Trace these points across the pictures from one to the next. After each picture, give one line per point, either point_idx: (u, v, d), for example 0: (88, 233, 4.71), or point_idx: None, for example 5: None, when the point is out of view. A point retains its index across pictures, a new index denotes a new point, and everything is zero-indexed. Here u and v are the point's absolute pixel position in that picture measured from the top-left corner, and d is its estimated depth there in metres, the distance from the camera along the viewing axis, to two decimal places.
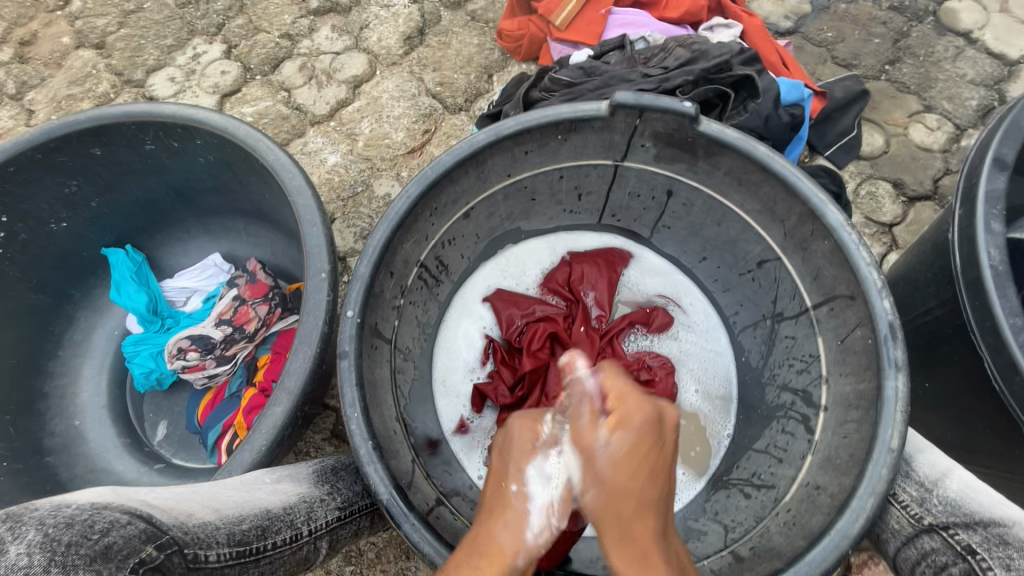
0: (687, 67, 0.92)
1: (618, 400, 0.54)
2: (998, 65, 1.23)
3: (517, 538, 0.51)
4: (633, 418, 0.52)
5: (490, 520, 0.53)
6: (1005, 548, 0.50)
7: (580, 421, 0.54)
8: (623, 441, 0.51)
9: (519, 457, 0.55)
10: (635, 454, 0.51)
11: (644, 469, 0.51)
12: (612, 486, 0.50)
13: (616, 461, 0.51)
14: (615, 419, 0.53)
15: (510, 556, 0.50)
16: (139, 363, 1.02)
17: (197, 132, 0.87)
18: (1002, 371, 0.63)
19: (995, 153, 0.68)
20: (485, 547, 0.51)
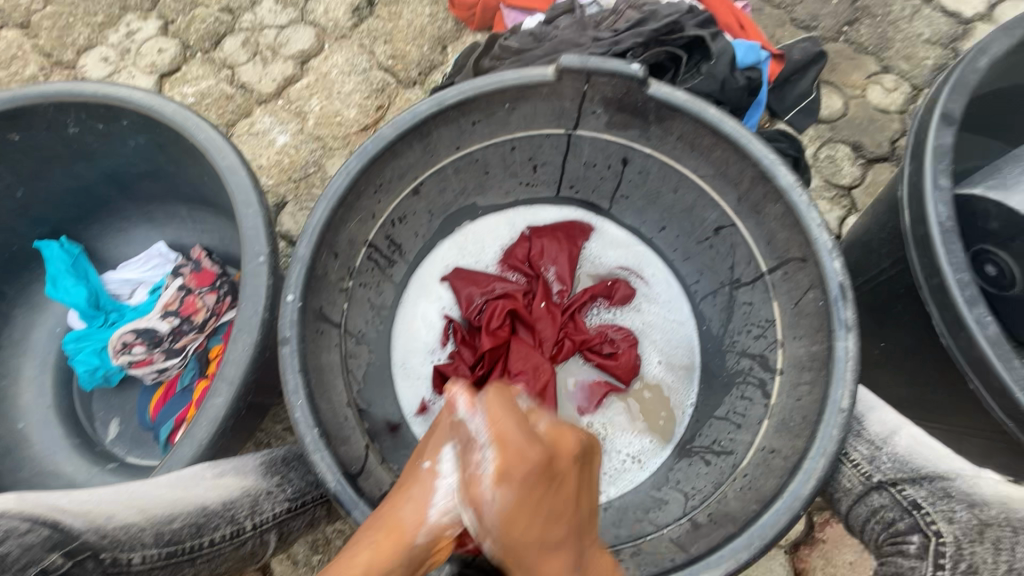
0: (638, 29, 0.89)
1: (501, 446, 0.48)
2: (954, 23, 1.23)
3: (418, 518, 0.50)
4: (518, 470, 0.48)
5: (399, 495, 0.53)
6: (948, 501, 0.50)
7: (467, 465, 0.50)
8: (509, 494, 0.47)
9: (434, 444, 0.56)
10: (523, 505, 0.47)
11: (538, 517, 0.48)
12: (502, 537, 0.47)
13: (504, 514, 0.47)
14: (497, 471, 0.47)
15: (410, 532, 0.49)
16: (82, 359, 0.97)
17: (123, 112, 0.82)
18: (949, 326, 0.63)
19: (942, 108, 0.67)
20: (387, 519, 0.51)
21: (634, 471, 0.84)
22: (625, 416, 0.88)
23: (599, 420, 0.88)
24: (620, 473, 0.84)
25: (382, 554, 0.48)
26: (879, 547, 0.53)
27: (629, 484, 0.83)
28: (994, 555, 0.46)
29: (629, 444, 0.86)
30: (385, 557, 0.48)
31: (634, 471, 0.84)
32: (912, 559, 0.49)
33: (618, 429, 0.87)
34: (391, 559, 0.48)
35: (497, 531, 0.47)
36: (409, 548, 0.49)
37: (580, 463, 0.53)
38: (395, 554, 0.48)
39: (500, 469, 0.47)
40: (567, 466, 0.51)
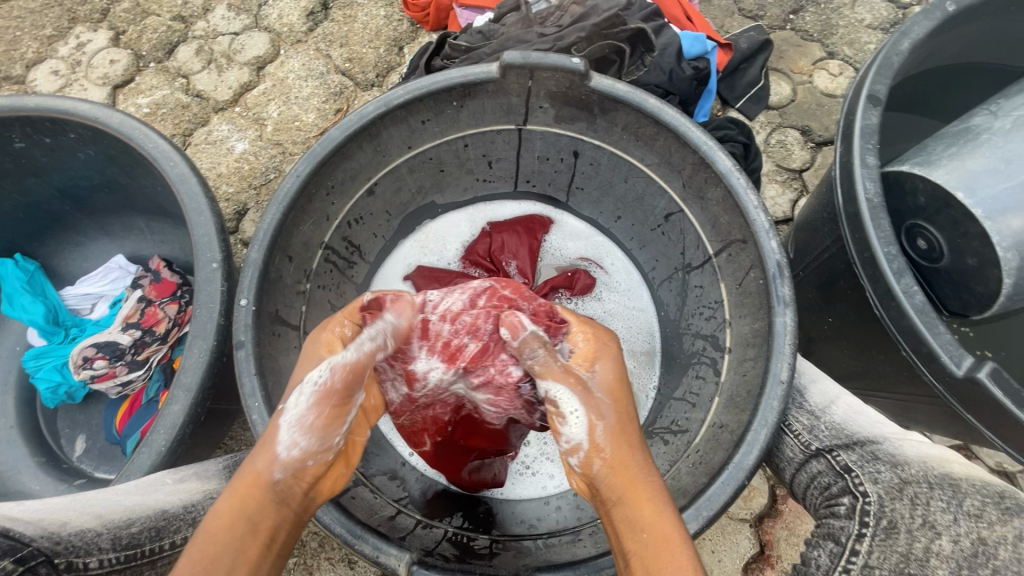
0: (581, 23, 0.91)
1: (589, 337, 0.63)
2: (893, 9, 1.27)
3: (271, 458, 0.50)
4: (608, 354, 0.61)
5: (254, 447, 0.52)
6: (875, 463, 0.55)
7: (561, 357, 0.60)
8: (608, 372, 0.59)
9: (296, 376, 0.56)
10: (619, 386, 0.59)
11: (628, 397, 0.59)
12: (612, 409, 0.56)
13: (611, 387, 0.58)
14: (595, 358, 0.60)
15: (265, 474, 0.50)
16: (44, 376, 0.95)
17: (68, 124, 0.81)
18: (880, 297, 0.66)
19: (868, 89, 0.70)
20: (241, 472, 0.50)
21: None
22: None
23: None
24: None
25: (238, 506, 0.48)
26: (817, 510, 0.57)
27: None
28: (911, 510, 0.51)
29: None
30: (245, 505, 0.48)
31: None
32: (842, 519, 0.53)
33: None
34: (248, 505, 0.48)
35: (606, 403, 0.56)
36: (269, 488, 0.49)
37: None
38: (254, 503, 0.49)
39: (589, 354, 0.61)
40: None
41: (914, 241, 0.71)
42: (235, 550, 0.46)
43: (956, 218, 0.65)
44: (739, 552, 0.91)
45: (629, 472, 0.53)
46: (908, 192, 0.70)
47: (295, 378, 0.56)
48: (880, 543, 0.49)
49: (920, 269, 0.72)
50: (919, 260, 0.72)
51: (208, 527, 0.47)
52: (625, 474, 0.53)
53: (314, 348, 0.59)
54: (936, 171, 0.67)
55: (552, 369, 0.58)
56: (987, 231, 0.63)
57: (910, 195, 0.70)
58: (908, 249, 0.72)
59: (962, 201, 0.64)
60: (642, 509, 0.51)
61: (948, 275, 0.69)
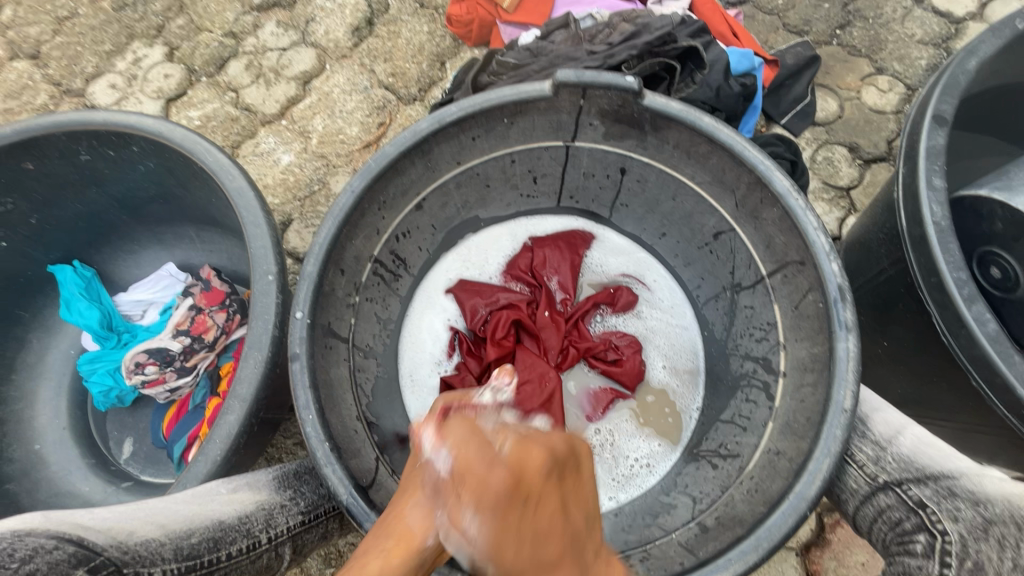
0: (632, 41, 0.91)
1: (468, 475, 0.47)
2: (946, 24, 1.24)
3: (424, 526, 0.52)
4: (485, 495, 0.46)
5: (401, 507, 0.55)
6: (953, 500, 0.52)
7: (450, 497, 0.48)
8: (485, 522, 0.46)
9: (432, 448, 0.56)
10: (502, 534, 0.45)
11: (524, 539, 0.45)
12: (496, 567, 0.46)
13: (487, 540, 0.46)
14: (468, 505, 0.46)
15: (418, 538, 0.52)
16: (96, 381, 0.99)
17: (132, 138, 0.84)
18: (948, 324, 0.64)
19: (934, 109, 0.68)
20: (396, 529, 0.53)
21: (643, 476, 0.85)
22: (632, 421, 0.89)
23: (603, 424, 0.89)
24: (628, 478, 0.85)
25: (392, 565, 0.50)
26: (887, 548, 0.54)
27: (637, 489, 0.84)
28: (999, 552, 0.47)
29: (637, 449, 0.87)
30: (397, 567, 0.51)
31: (643, 476, 0.85)
32: (918, 558, 0.50)
33: (624, 435, 0.88)
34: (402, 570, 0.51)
35: (487, 561, 0.46)
36: (420, 553, 0.51)
37: (556, 474, 0.48)
38: (406, 562, 0.51)
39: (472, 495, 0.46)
40: (550, 482, 0.47)
41: (988, 270, 0.69)
42: None
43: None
44: None
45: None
46: (983, 217, 0.68)
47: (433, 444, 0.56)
48: None
49: (992, 298, 0.70)
50: (990, 288, 0.70)
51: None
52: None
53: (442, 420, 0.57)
54: (1014, 196, 0.64)
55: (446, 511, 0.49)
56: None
57: (985, 219, 0.68)
58: (981, 274, 0.70)
59: None
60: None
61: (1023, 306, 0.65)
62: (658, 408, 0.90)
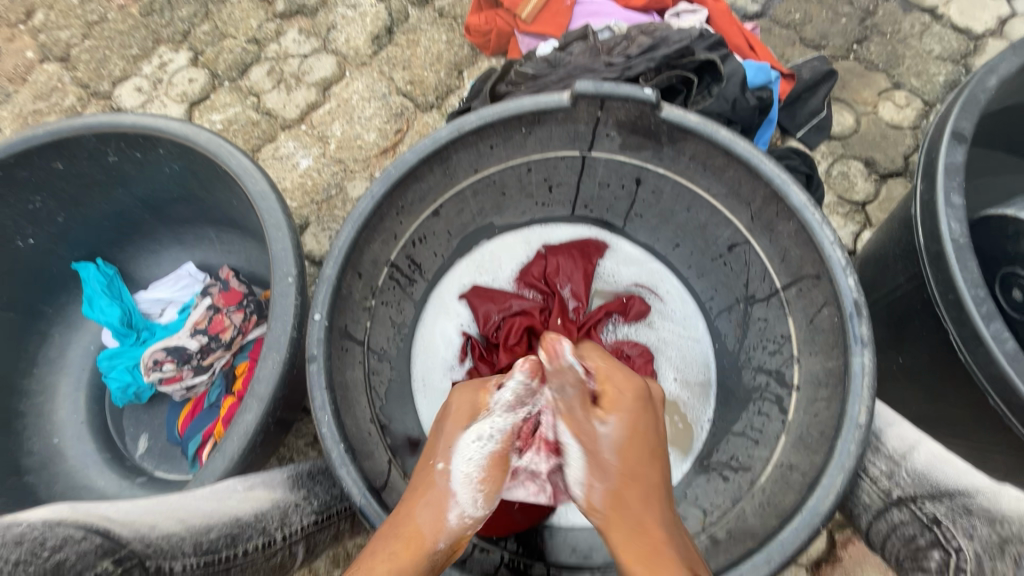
0: (650, 54, 0.93)
1: (607, 383, 0.63)
2: (965, 40, 1.24)
3: (438, 523, 0.52)
4: (625, 397, 0.61)
5: (410, 505, 0.54)
6: (968, 517, 0.52)
7: (580, 408, 0.59)
8: (620, 425, 0.58)
9: (451, 434, 0.58)
10: (631, 437, 0.57)
11: (646, 452, 0.57)
12: (618, 469, 0.55)
13: (617, 441, 0.56)
14: (610, 409, 0.59)
15: (429, 538, 0.51)
16: (115, 376, 1.01)
17: (159, 141, 0.86)
18: (966, 342, 0.63)
19: (953, 126, 0.68)
20: (404, 529, 0.52)
21: None
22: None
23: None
24: None
25: (401, 564, 0.48)
26: (900, 564, 0.54)
27: None
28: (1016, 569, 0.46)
29: None
30: (409, 567, 0.49)
31: None
32: None
33: None
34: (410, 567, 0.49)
35: (609, 459, 0.55)
36: (430, 556, 0.50)
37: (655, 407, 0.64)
38: (418, 563, 0.49)
39: (608, 404, 0.60)
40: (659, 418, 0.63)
41: (1010, 292, 0.68)
42: None
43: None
44: None
45: (627, 524, 0.52)
46: (1006, 235, 0.68)
47: (449, 438, 0.58)
48: None
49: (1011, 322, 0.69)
50: (1009, 311, 0.69)
51: None
52: (626, 526, 0.52)
53: (464, 407, 0.62)
54: None
55: (569, 414, 0.58)
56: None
57: (1009, 239, 0.67)
58: (999, 292, 0.70)
59: None
60: (640, 545, 0.50)
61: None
62: (668, 417, 0.89)
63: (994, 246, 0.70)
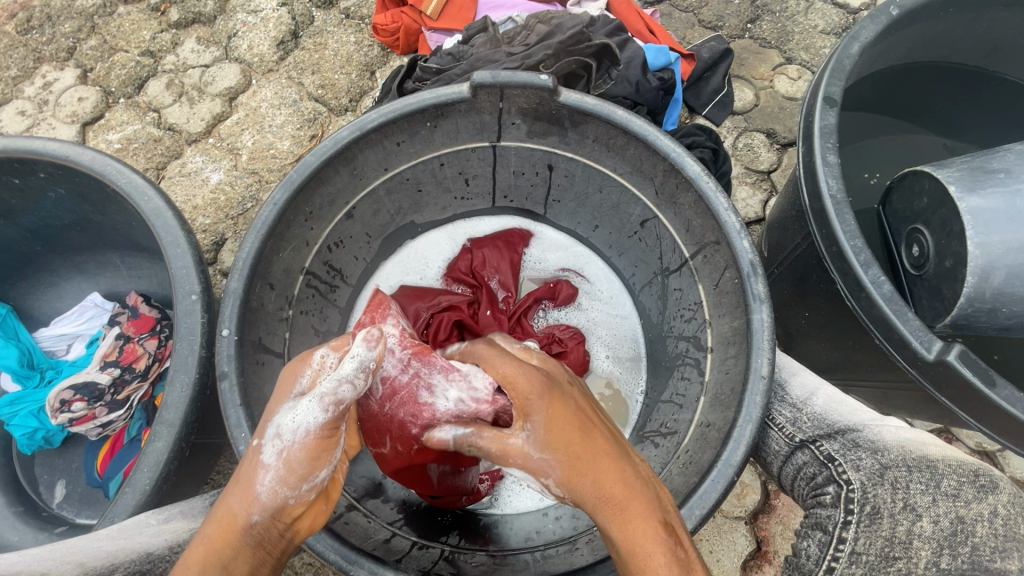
0: (547, 41, 0.95)
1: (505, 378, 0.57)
2: (844, 14, 1.33)
3: (247, 499, 0.50)
4: (530, 396, 0.54)
5: (228, 487, 0.52)
6: (856, 451, 0.57)
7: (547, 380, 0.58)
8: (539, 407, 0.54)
9: (271, 408, 0.54)
10: (557, 422, 0.53)
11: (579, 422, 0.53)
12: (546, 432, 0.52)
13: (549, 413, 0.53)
14: (525, 414, 0.53)
15: (243, 515, 0.49)
16: (19, 424, 0.92)
17: (37, 164, 0.80)
18: (851, 289, 0.68)
19: (824, 92, 0.73)
20: (216, 513, 0.50)
21: None
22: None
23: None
24: None
25: (213, 551, 0.47)
26: (804, 501, 0.59)
27: None
28: (892, 494, 0.52)
29: None
30: (223, 549, 0.47)
31: None
32: (829, 508, 0.55)
33: None
34: (226, 546, 0.47)
35: (548, 459, 0.51)
36: (247, 531, 0.49)
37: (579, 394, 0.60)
38: (231, 544, 0.48)
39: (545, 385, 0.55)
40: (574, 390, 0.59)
41: (911, 249, 0.75)
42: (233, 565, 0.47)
43: (947, 218, 0.67)
44: (737, 550, 0.92)
45: (598, 498, 0.49)
46: (916, 194, 0.73)
47: (271, 408, 0.54)
48: (865, 530, 0.51)
49: (909, 278, 0.76)
50: (910, 267, 0.76)
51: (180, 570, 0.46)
52: (591, 490, 0.50)
53: (289, 373, 0.56)
54: (943, 170, 0.69)
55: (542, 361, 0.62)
56: (964, 227, 0.64)
57: (916, 196, 0.73)
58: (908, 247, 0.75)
59: (953, 196, 0.66)
60: (608, 523, 0.49)
61: (931, 281, 0.71)
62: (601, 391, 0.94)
63: (904, 202, 0.76)
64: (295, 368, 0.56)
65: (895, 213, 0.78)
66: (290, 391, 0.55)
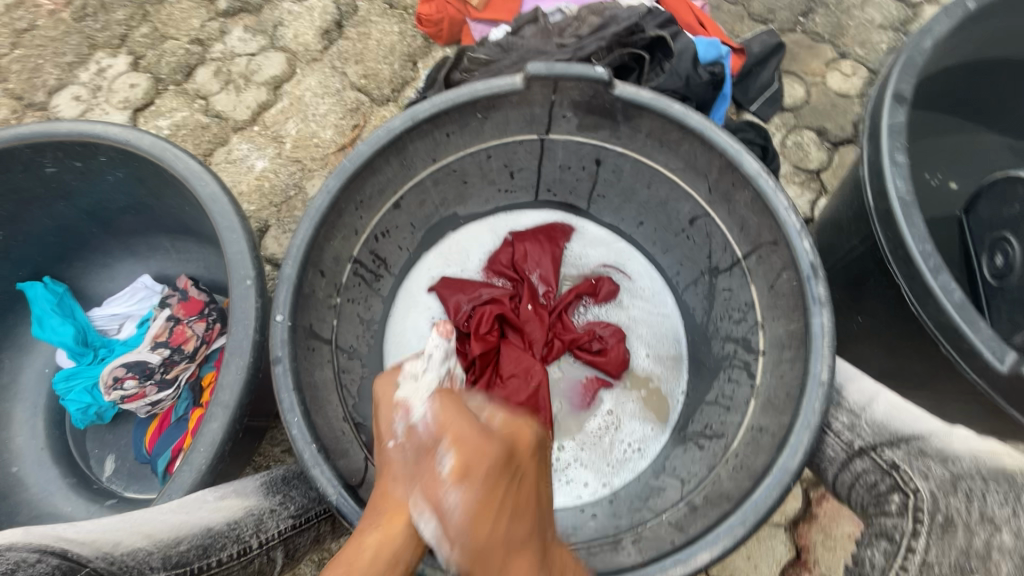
0: (601, 33, 0.93)
1: (458, 442, 0.52)
2: (903, 8, 1.27)
3: (414, 487, 0.52)
4: (478, 466, 0.51)
5: (382, 487, 0.55)
6: (923, 459, 0.55)
7: (428, 470, 0.52)
8: (472, 492, 0.50)
9: (385, 416, 0.58)
10: (485, 505, 0.50)
11: (498, 515, 0.51)
12: (471, 535, 0.50)
13: (472, 513, 0.50)
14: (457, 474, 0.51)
15: (411, 502, 0.51)
16: (74, 398, 0.96)
17: (99, 148, 0.82)
18: (917, 295, 0.65)
19: (893, 88, 0.70)
20: (386, 506, 0.52)
21: (635, 460, 0.87)
22: (636, 402, 0.91)
23: (606, 405, 0.91)
24: (622, 463, 0.86)
25: (392, 534, 0.50)
26: (865, 509, 0.58)
27: (631, 473, 0.86)
28: (968, 505, 0.51)
29: (633, 432, 0.89)
30: (399, 534, 0.50)
31: (635, 460, 0.87)
32: (894, 517, 0.54)
33: (628, 416, 0.90)
34: (399, 534, 0.50)
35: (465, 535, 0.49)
36: (418, 518, 0.51)
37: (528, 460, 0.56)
38: (406, 529, 0.50)
39: (460, 467, 0.51)
40: (526, 458, 0.55)
41: (993, 258, 0.74)
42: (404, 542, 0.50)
43: None
44: (776, 557, 0.91)
45: None
46: (1010, 202, 0.74)
47: (386, 413, 0.59)
48: (937, 541, 0.50)
49: (986, 289, 0.74)
50: (988, 278, 0.74)
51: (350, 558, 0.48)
52: None
53: (384, 386, 0.61)
54: None
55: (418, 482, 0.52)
56: None
57: (1010, 203, 0.74)
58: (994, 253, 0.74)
59: None
60: None
61: (1015, 291, 0.70)
62: (643, 389, 0.92)
63: (990, 210, 0.77)
64: (389, 385, 0.61)
65: (982, 221, 0.78)
66: (394, 400, 0.59)
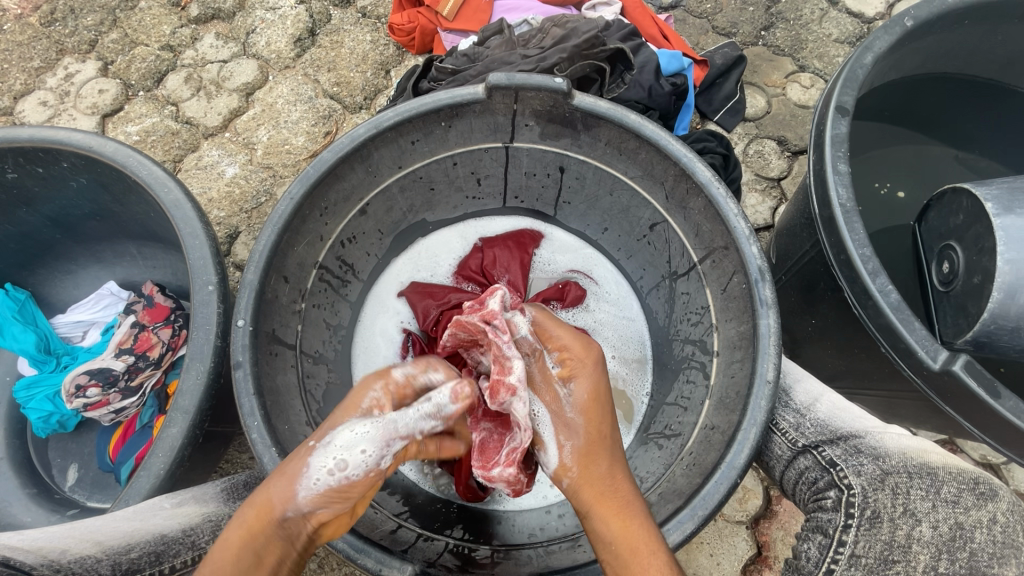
0: (562, 45, 0.96)
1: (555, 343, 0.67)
2: (859, 23, 1.33)
3: (287, 495, 0.54)
4: (581, 365, 0.65)
5: (273, 475, 0.56)
6: (859, 457, 0.58)
7: (541, 371, 0.66)
8: (581, 391, 0.64)
9: (339, 418, 0.58)
10: (592, 407, 0.64)
11: (600, 417, 0.64)
12: (582, 428, 0.63)
13: (582, 407, 0.64)
14: (571, 375, 0.65)
15: (279, 509, 0.54)
16: (35, 407, 0.94)
17: (61, 154, 0.82)
18: (858, 297, 0.69)
19: (836, 101, 0.73)
20: (258, 498, 0.55)
21: None
22: None
23: None
24: None
25: (251, 533, 0.53)
26: (806, 505, 0.61)
27: None
28: (892, 499, 0.54)
29: None
30: (259, 534, 0.53)
31: None
32: (830, 512, 0.56)
33: None
34: (259, 534, 0.53)
35: (577, 424, 0.64)
36: (279, 523, 0.53)
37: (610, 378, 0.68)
38: (266, 531, 0.53)
39: (567, 370, 0.65)
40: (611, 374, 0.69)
41: (941, 265, 0.76)
42: (261, 551, 0.52)
43: (980, 234, 0.69)
44: (737, 554, 0.93)
45: (597, 487, 0.61)
46: (953, 211, 0.74)
47: (337, 416, 0.58)
48: (865, 534, 0.53)
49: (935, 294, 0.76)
50: (937, 284, 0.76)
51: (220, 552, 0.52)
52: (597, 478, 0.62)
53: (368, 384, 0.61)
54: (983, 188, 0.70)
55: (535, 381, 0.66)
56: (997, 243, 0.65)
57: (953, 213, 0.74)
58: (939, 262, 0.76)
59: (989, 212, 0.67)
60: (614, 552, 0.57)
61: (958, 297, 0.72)
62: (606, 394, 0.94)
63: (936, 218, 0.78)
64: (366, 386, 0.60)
65: (931, 229, 0.79)
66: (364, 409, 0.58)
